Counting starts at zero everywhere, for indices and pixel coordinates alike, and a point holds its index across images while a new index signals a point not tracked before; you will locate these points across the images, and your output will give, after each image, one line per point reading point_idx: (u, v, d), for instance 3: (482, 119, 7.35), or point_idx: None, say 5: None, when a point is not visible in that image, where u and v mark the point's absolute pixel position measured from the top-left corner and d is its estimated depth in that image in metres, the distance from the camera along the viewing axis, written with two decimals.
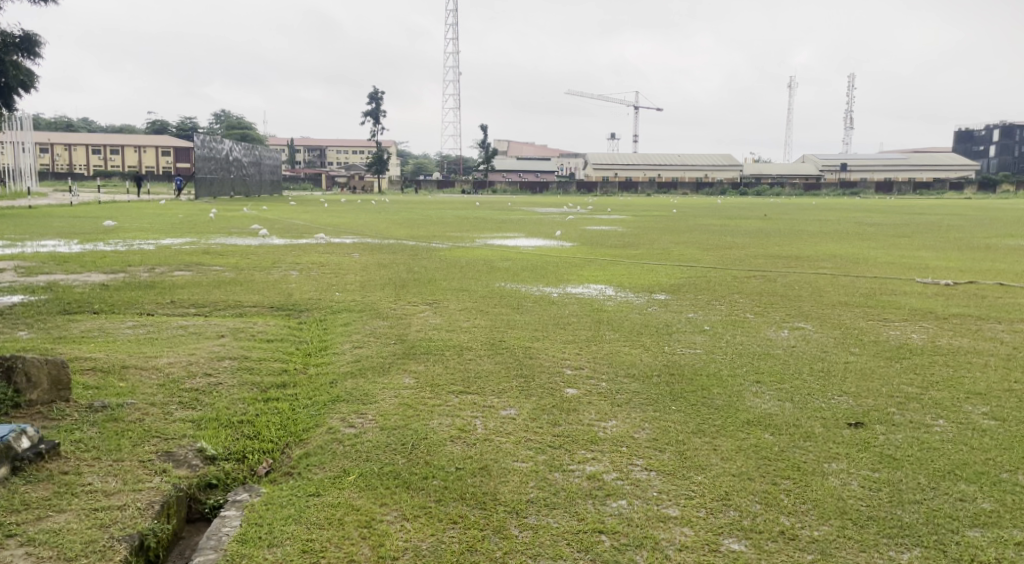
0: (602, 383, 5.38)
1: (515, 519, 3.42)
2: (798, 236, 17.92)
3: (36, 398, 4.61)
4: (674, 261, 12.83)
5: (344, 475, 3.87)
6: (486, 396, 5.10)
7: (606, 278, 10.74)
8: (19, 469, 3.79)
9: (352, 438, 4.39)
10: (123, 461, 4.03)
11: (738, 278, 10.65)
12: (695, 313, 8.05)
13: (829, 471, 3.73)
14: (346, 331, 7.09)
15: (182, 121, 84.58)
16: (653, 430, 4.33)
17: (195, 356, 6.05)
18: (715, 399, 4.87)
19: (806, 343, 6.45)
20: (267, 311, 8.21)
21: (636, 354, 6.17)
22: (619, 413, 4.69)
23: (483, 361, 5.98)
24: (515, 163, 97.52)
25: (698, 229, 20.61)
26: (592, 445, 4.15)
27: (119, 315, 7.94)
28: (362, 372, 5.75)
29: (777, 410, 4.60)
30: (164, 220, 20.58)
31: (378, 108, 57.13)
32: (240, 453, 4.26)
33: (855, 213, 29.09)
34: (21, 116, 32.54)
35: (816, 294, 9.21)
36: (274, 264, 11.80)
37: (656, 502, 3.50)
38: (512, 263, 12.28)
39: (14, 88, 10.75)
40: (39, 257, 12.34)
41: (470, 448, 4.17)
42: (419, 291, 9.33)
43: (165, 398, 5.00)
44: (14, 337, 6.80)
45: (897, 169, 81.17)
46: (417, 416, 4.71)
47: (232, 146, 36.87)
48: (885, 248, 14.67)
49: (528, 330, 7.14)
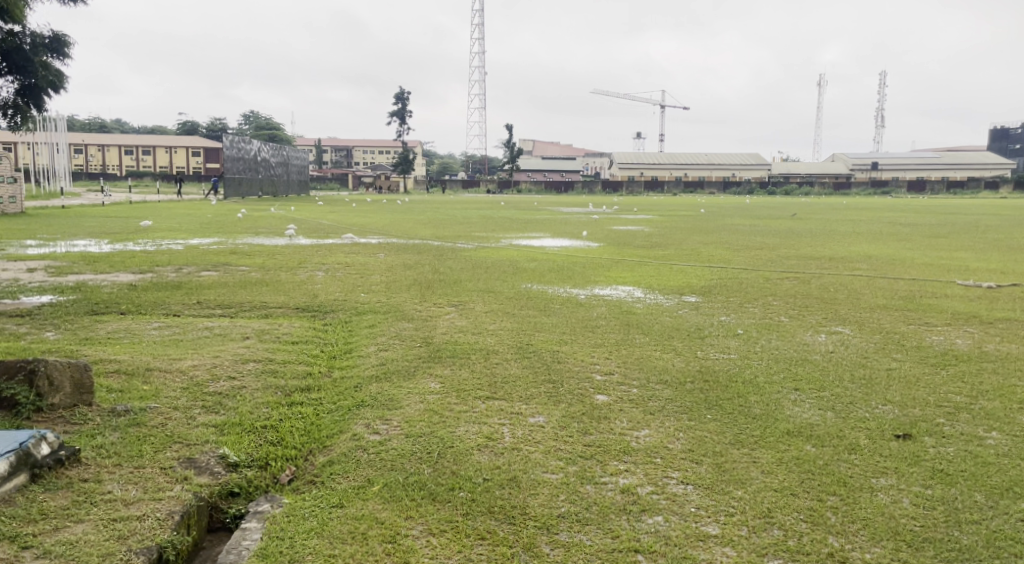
0: (633, 389, 5.22)
1: (546, 535, 3.28)
2: (828, 236, 17.63)
3: (58, 402, 4.54)
4: (703, 262, 12.62)
5: (369, 485, 3.75)
6: (515, 402, 4.95)
7: (634, 280, 10.56)
8: (38, 477, 3.70)
9: (377, 446, 4.27)
10: (145, 468, 3.95)
11: (771, 280, 10.43)
12: (727, 316, 7.85)
13: (877, 486, 3.54)
14: (372, 333, 6.99)
15: (212, 122, 85.48)
16: (689, 440, 4.17)
17: (220, 358, 5.99)
18: (752, 408, 4.71)
19: (845, 348, 6.25)
20: (292, 312, 8.14)
21: (668, 359, 6.01)
22: (652, 421, 4.54)
23: (511, 366, 5.84)
24: (541, 163, 97.34)
25: (727, 229, 20.31)
26: (625, 456, 3.99)
27: (146, 316, 7.92)
28: (387, 376, 5.63)
29: (818, 419, 4.43)
30: (194, 219, 20.70)
31: (404, 108, 57.20)
32: (262, 460, 4.16)
33: (890, 212, 28.62)
34: (55, 118, 32.97)
35: (853, 296, 8.96)
36: (300, 264, 11.75)
37: (695, 519, 3.33)
38: (540, 264, 12.13)
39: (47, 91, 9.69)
40: (70, 257, 12.41)
41: (498, 457, 4.03)
42: (445, 293, 9.21)
43: (189, 402, 4.92)
44: (42, 338, 6.77)
45: (930, 168, 79.81)
46: (443, 422, 4.59)
47: (261, 147, 37.06)
48: (923, 250, 14.34)
49: (556, 332, 7.00)
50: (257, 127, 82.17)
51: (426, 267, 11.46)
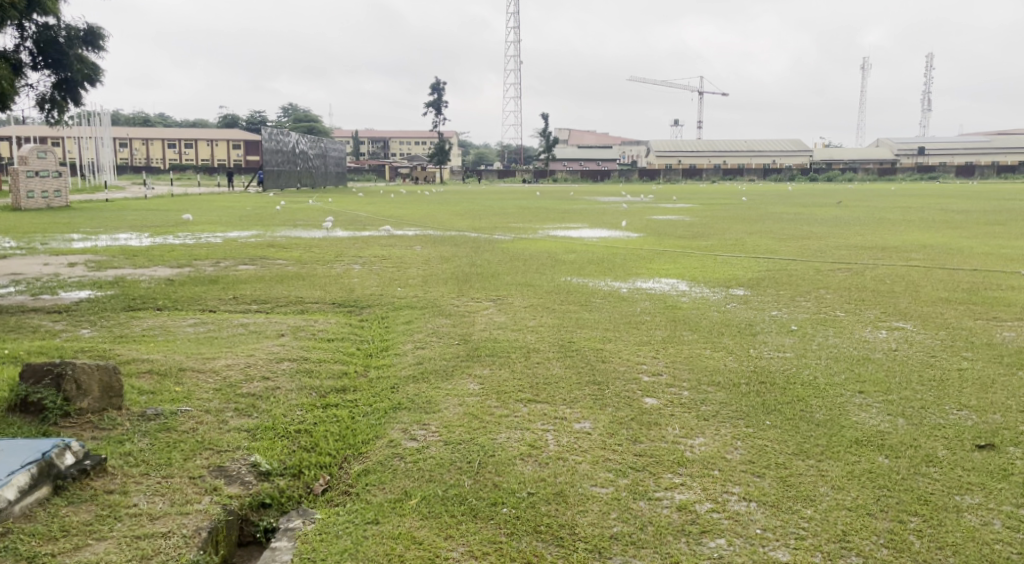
0: (684, 391, 4.94)
1: (598, 560, 3.02)
2: (878, 224, 17.03)
3: (86, 406, 4.35)
4: (750, 252, 12.19)
5: (406, 497, 3.53)
6: (559, 406, 4.70)
7: (678, 272, 10.20)
8: (62, 489, 3.53)
9: (414, 454, 4.04)
10: (173, 478, 3.76)
11: (822, 271, 10.04)
12: (779, 311, 7.48)
13: (963, 506, 3.26)
14: (408, 330, 6.77)
15: (251, 115, 86.27)
16: (748, 451, 3.89)
17: (254, 357, 5.80)
18: (813, 416, 4.41)
19: (909, 345, 6.03)
20: (329, 307, 7.97)
21: (719, 358, 5.70)
22: (707, 428, 4.26)
23: (553, 366, 5.56)
24: (577, 152, 96.72)
25: (773, 217, 19.83)
26: (680, 468, 3.72)
27: (181, 312, 7.79)
28: (426, 375, 5.43)
29: (890, 427, 4.20)
30: (233, 212, 20.76)
31: (440, 98, 56.99)
32: (296, 468, 3.96)
33: (943, 199, 27.74)
34: (98, 113, 33.34)
35: (912, 288, 8.57)
36: (336, 258, 11.58)
37: (762, 543, 3.06)
38: (580, 256, 11.83)
39: (81, 85, 9.51)
40: (110, 250, 12.42)
41: (542, 468, 3.78)
42: (483, 287, 8.96)
43: (221, 405, 4.74)
44: (77, 335, 6.66)
45: (979, 153, 77.63)
46: (484, 427, 4.36)
47: (299, 138, 37.17)
48: (981, 238, 13.74)
49: (600, 329, 6.73)
50: (295, 119, 82.71)
51: (463, 260, 11.23)
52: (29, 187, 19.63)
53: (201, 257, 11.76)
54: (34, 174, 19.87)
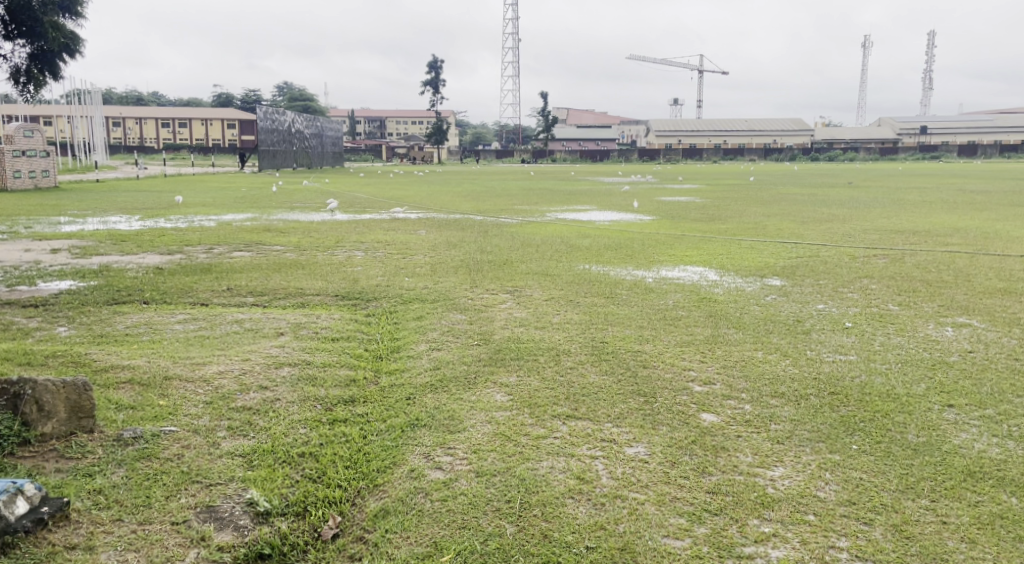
0: (746, 406, 4.26)
1: None
2: (898, 205, 16.30)
3: (50, 431, 3.70)
4: (773, 237, 11.50)
5: (438, 553, 2.97)
6: (603, 424, 4.04)
7: (703, 259, 9.51)
8: (10, 547, 2.94)
9: (442, 487, 3.39)
10: (151, 525, 3.12)
11: (857, 258, 9.35)
12: (825, 304, 6.81)
13: None
14: (421, 328, 6.09)
15: (246, 94, 85.08)
16: (843, 488, 3.24)
17: (250, 361, 5.11)
18: (907, 438, 3.76)
19: (985, 346, 5.37)
20: (331, 300, 7.26)
21: (776, 363, 5.04)
22: (785, 455, 3.60)
23: (589, 373, 4.89)
24: (575, 131, 95.91)
25: (787, 199, 19.09)
26: (766, 512, 3.10)
27: (170, 306, 7.10)
28: (445, 383, 4.75)
29: (1001, 454, 3.58)
30: (226, 193, 19.98)
31: (437, 76, 55.86)
32: (300, 505, 3.31)
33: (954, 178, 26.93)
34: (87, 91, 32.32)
35: (963, 278, 7.89)
36: (336, 243, 10.88)
37: None
38: (594, 241, 11.12)
39: (59, 56, 8.75)
40: (98, 235, 11.70)
41: (599, 511, 3.14)
42: (496, 277, 8.28)
43: (212, 422, 4.06)
44: (52, 335, 5.97)
45: (980, 132, 76.86)
46: (521, 453, 3.70)
47: (295, 117, 36.20)
48: (1012, 221, 13.04)
49: (633, 326, 6.06)
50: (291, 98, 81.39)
51: (472, 246, 10.53)
52: (16, 167, 18.81)
53: (192, 242, 11.05)
54: (21, 153, 19.06)
